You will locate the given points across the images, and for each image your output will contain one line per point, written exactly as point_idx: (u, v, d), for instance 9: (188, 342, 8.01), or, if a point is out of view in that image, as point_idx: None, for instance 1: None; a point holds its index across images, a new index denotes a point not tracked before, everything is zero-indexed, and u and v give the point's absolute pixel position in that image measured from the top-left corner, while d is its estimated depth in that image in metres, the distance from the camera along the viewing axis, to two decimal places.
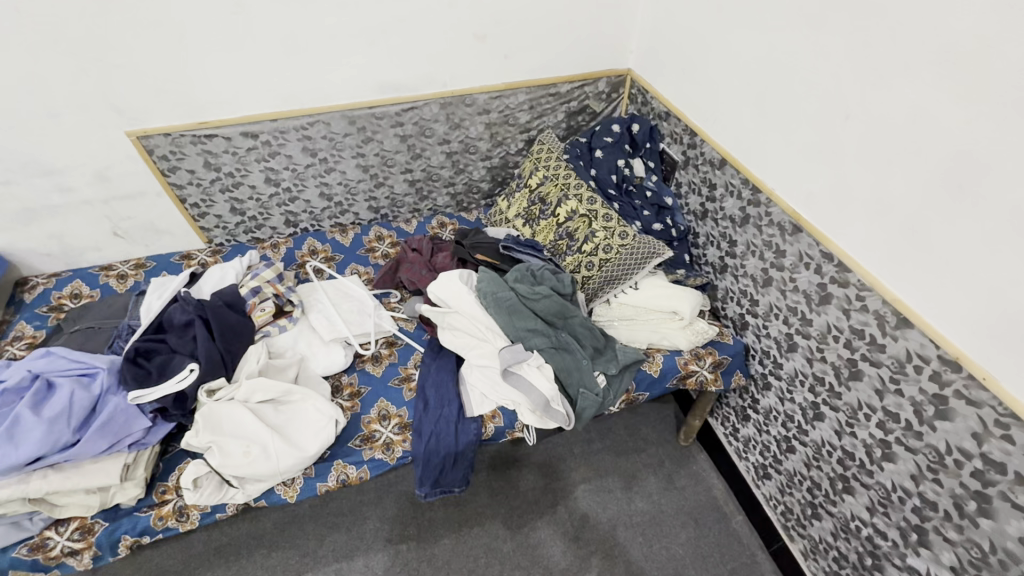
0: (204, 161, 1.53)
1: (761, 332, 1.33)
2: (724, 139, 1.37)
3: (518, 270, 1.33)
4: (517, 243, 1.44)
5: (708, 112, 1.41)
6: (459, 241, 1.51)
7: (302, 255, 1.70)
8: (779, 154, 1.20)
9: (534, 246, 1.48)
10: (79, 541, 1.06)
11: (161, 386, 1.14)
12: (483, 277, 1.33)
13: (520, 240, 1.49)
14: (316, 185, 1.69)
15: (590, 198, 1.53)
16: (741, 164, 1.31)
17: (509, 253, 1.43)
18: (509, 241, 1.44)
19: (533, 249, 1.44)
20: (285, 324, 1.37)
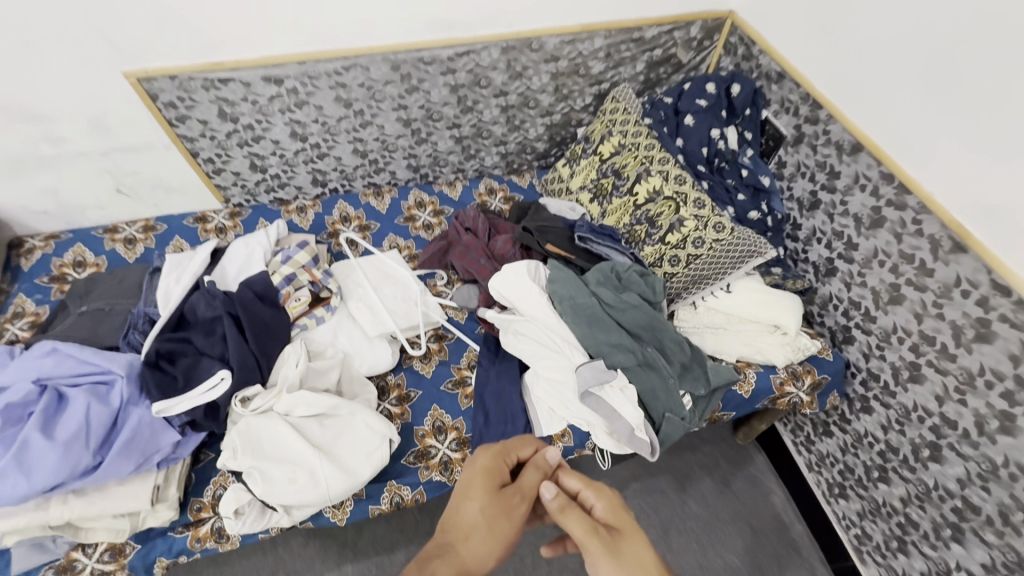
0: (219, 110, 1.28)
1: (872, 352, 1.16)
2: (860, 117, 1.10)
3: (596, 269, 1.12)
4: (594, 233, 1.22)
5: (840, 80, 1.14)
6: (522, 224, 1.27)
7: (332, 223, 1.50)
8: (938, 144, 0.96)
9: (613, 234, 1.25)
10: (110, 563, 0.95)
11: (189, 397, 0.98)
12: (554, 275, 1.13)
13: (596, 226, 1.26)
14: (348, 140, 1.43)
15: (678, 176, 1.29)
16: (881, 152, 1.06)
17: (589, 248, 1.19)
18: (585, 230, 1.21)
19: (612, 239, 1.22)
20: (322, 315, 1.19)
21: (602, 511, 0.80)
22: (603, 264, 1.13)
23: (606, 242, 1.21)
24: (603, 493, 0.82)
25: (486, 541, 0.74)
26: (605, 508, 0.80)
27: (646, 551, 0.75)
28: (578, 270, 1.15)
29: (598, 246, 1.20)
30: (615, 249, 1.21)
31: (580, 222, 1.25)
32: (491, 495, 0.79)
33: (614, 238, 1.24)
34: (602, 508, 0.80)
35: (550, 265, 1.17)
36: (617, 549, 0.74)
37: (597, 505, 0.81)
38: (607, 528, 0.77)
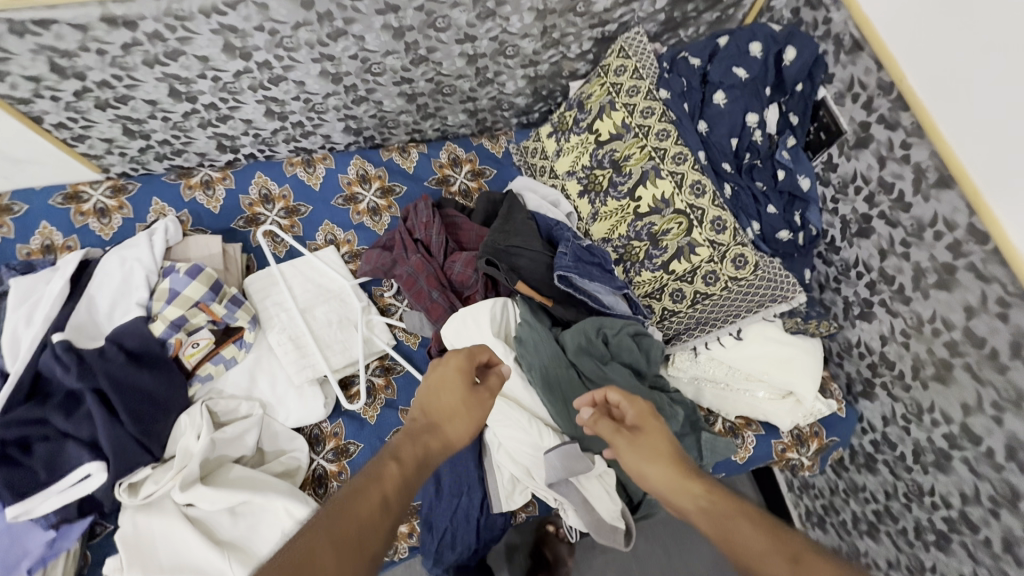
0: (50, 62, 0.89)
1: (895, 418, 0.99)
2: (958, 138, 0.79)
3: (573, 326, 0.88)
4: (578, 267, 0.93)
5: (941, 74, 0.79)
6: (486, 245, 0.97)
7: (250, 204, 1.17)
8: None
9: (606, 262, 0.97)
10: None
11: (55, 494, 0.78)
12: (523, 334, 0.88)
13: (582, 252, 0.97)
14: (257, 100, 1.06)
15: (695, 183, 0.98)
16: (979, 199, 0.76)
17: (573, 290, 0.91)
18: (568, 265, 0.92)
19: (602, 276, 0.94)
20: (233, 356, 0.96)
21: (632, 415, 0.78)
22: (589, 320, 0.87)
23: (595, 281, 0.93)
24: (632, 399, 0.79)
25: (467, 427, 0.73)
26: (637, 412, 0.78)
27: (667, 447, 0.74)
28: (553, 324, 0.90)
29: (585, 285, 0.93)
30: (607, 288, 0.94)
31: (562, 244, 0.97)
32: (469, 390, 0.75)
33: (606, 271, 0.96)
34: (633, 414, 0.78)
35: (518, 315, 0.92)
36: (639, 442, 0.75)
37: (625, 409, 0.79)
38: (630, 428, 0.77)
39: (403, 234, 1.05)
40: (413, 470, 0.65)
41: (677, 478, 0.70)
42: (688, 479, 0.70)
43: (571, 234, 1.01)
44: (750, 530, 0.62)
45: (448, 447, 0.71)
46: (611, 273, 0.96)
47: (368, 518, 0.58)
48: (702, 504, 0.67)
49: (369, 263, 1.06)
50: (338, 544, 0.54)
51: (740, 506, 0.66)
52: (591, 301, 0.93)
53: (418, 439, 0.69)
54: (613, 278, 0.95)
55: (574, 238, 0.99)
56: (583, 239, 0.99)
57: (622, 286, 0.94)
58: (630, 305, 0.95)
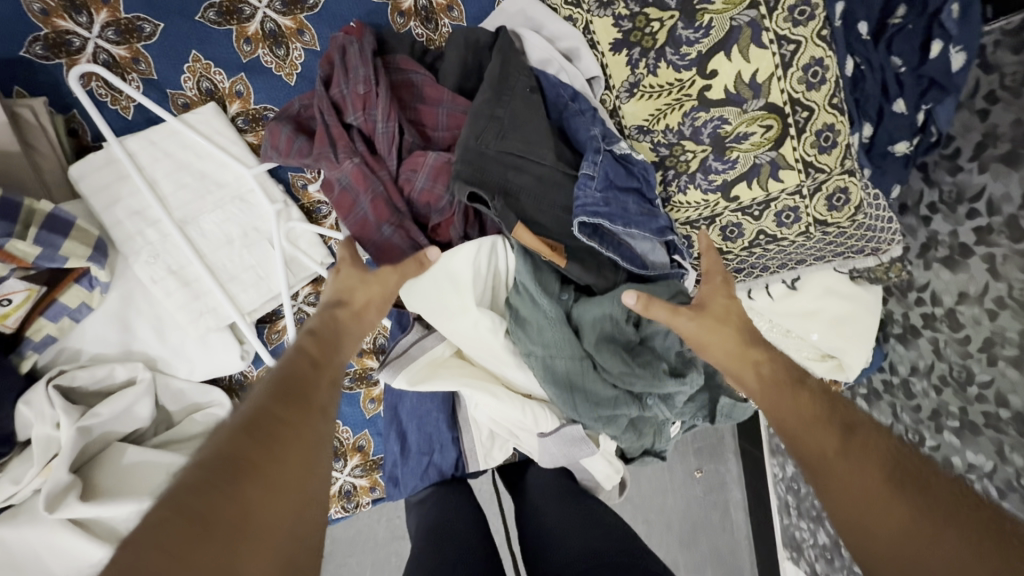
0: None
1: (930, 373, 0.86)
2: None
3: (595, 300, 0.64)
4: (609, 204, 0.61)
5: None
6: (465, 152, 0.61)
7: (44, 15, 0.65)
8: None
9: (648, 187, 0.65)
10: None
11: None
12: (526, 314, 0.64)
13: (617, 171, 0.63)
14: None
15: (812, 64, 0.61)
16: None
17: (597, 241, 0.62)
18: (594, 203, 0.60)
19: (639, 216, 0.63)
20: (85, 304, 0.64)
21: (713, 293, 0.61)
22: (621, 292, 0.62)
23: (630, 225, 0.62)
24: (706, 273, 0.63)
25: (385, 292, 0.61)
26: (711, 296, 0.61)
27: (737, 314, 0.60)
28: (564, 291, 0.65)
29: (612, 231, 0.63)
30: (645, 234, 0.64)
31: (590, 156, 0.62)
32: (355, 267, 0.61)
33: (646, 205, 0.64)
34: (720, 299, 0.61)
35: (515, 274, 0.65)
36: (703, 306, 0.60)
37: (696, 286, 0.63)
38: (691, 309, 0.61)
39: (332, 109, 0.65)
40: (331, 339, 0.57)
41: (744, 354, 0.57)
42: (749, 349, 0.58)
43: (598, 132, 0.64)
44: (805, 402, 0.51)
45: (368, 326, 0.61)
46: (655, 207, 0.65)
47: (303, 379, 0.52)
48: (763, 375, 0.55)
49: (277, 150, 0.67)
50: (281, 401, 0.48)
51: (800, 375, 0.54)
52: (620, 255, 0.64)
53: (325, 312, 0.58)
54: (656, 218, 0.64)
55: (604, 142, 0.64)
56: (618, 144, 0.64)
57: (667, 232, 0.64)
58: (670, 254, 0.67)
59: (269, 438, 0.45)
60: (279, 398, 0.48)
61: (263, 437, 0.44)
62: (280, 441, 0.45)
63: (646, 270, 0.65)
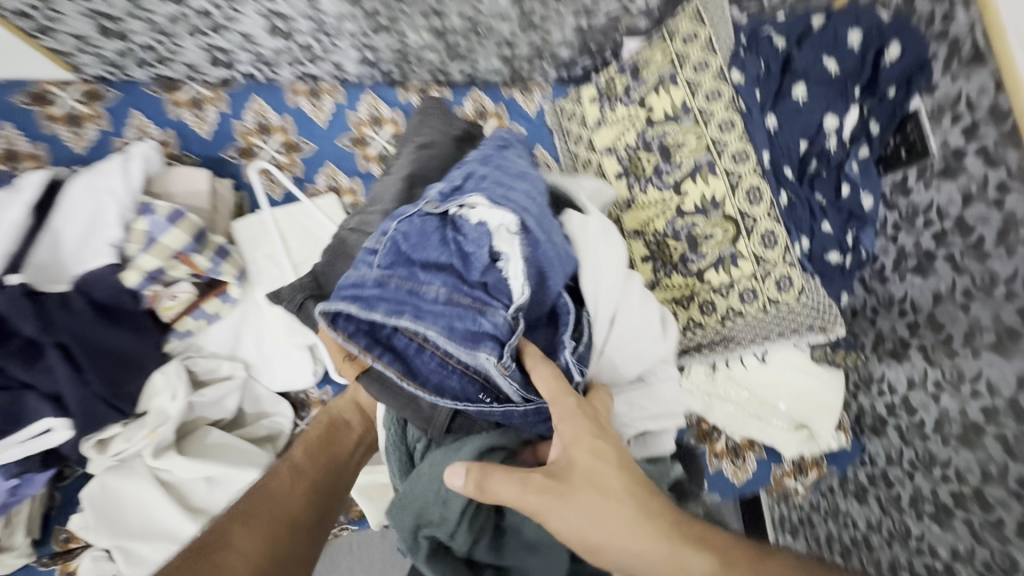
0: None
1: (902, 459, 0.95)
2: None
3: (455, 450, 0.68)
4: (398, 280, 0.61)
5: None
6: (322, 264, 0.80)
7: (244, 133, 1.04)
8: None
9: (463, 264, 0.62)
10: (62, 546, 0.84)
11: (14, 447, 0.72)
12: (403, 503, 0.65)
13: (407, 237, 0.63)
14: (257, 12, 0.96)
15: (752, 189, 0.87)
16: None
17: (371, 351, 0.62)
18: (368, 282, 0.61)
19: (415, 294, 0.61)
20: (217, 312, 0.87)
21: (561, 427, 0.59)
22: (449, 469, 0.60)
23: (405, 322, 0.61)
24: (575, 420, 0.59)
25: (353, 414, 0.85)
26: (574, 450, 0.58)
27: (612, 463, 0.57)
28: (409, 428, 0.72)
29: (405, 342, 0.64)
30: (438, 313, 0.60)
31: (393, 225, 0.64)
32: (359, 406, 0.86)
33: (444, 291, 0.61)
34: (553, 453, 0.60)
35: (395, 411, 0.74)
36: (564, 479, 0.57)
37: (573, 449, 0.58)
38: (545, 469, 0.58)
39: None
40: (320, 453, 0.79)
41: (663, 545, 0.53)
42: (633, 486, 0.57)
43: (436, 191, 0.66)
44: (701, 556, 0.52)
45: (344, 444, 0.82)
46: (456, 301, 0.60)
47: (287, 481, 0.74)
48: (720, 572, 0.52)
49: None
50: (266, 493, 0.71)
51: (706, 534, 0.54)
52: (417, 382, 0.64)
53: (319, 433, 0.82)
54: (455, 314, 0.60)
55: (435, 201, 0.64)
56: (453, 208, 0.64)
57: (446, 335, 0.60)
58: (502, 369, 0.60)
59: (228, 536, 0.65)
60: (270, 489, 0.72)
61: (249, 510, 0.68)
62: (261, 514, 0.68)
63: (448, 400, 0.64)
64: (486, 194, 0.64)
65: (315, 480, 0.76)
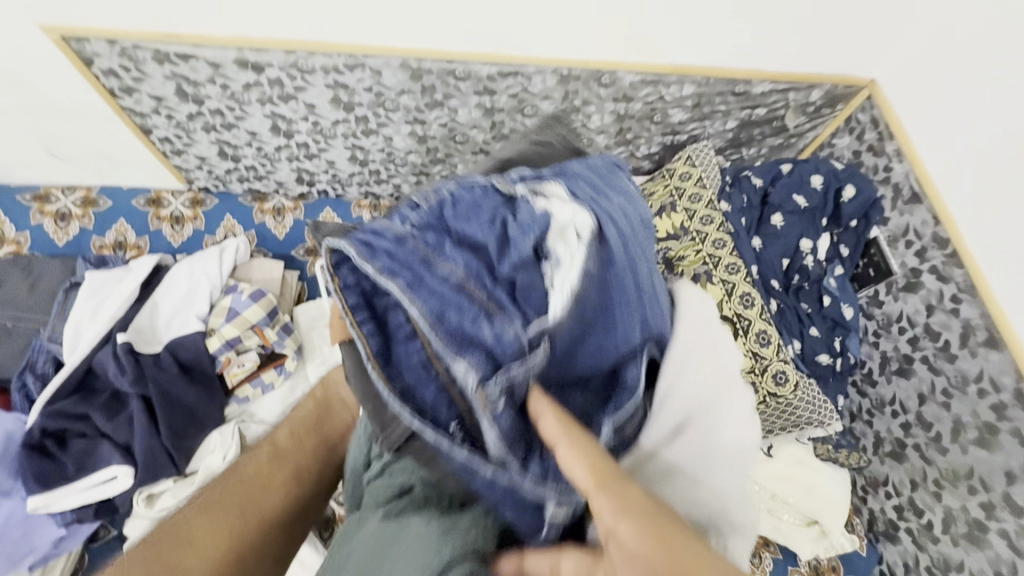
0: (149, 101, 0.99)
1: (917, 563, 0.97)
2: (998, 287, 0.83)
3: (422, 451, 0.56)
4: (411, 249, 0.42)
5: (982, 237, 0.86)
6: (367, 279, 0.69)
7: (313, 235, 1.23)
8: None
9: (499, 249, 0.43)
10: None
11: (76, 493, 0.81)
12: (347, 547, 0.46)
13: (457, 203, 0.46)
14: (344, 145, 1.13)
15: (745, 294, 0.99)
16: (1006, 324, 0.82)
17: (350, 311, 0.44)
18: (381, 234, 0.43)
19: (423, 261, 0.41)
20: (271, 382, 0.96)
21: (619, 532, 0.35)
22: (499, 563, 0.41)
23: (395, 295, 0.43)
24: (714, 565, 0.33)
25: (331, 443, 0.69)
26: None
27: None
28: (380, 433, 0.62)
29: (400, 321, 0.45)
30: (446, 299, 0.40)
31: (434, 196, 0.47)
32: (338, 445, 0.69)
33: (460, 274, 0.41)
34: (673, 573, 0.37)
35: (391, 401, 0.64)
36: None
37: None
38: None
39: None
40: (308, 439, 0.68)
41: None
42: None
43: (514, 175, 0.50)
44: None
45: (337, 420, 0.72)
46: (463, 291, 0.40)
47: (258, 472, 0.62)
48: None
49: None
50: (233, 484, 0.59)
51: None
52: (383, 378, 0.43)
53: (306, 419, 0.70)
54: (453, 304, 0.40)
55: (510, 182, 0.48)
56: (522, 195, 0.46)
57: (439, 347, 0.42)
58: (484, 407, 0.38)
59: (190, 523, 0.56)
60: (236, 471, 0.61)
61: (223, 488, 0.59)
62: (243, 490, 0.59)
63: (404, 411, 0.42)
64: (569, 188, 0.48)
65: (305, 470, 0.65)
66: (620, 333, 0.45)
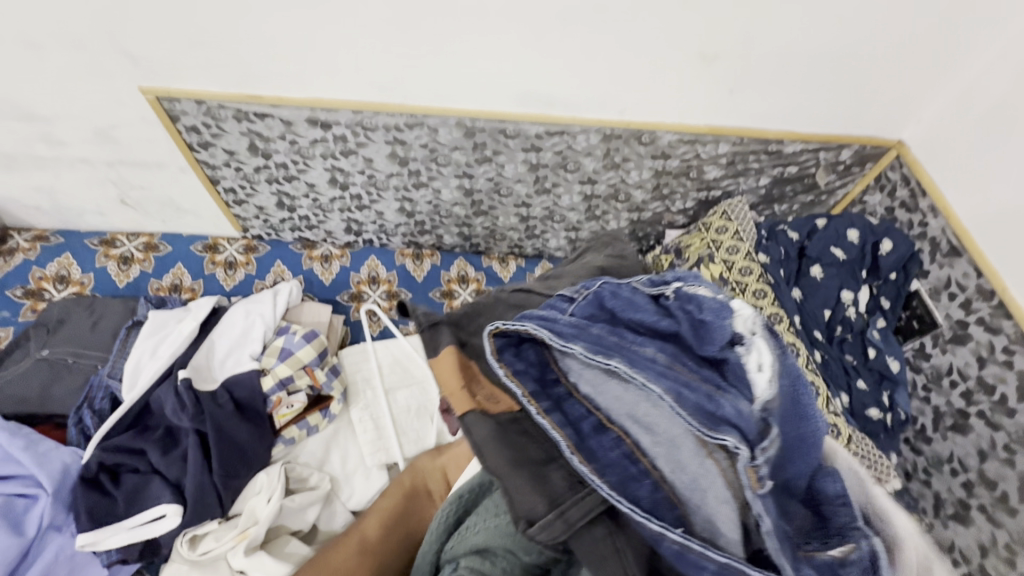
0: (223, 155, 1.08)
1: None
2: None
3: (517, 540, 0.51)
4: (593, 338, 0.52)
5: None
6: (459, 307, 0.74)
7: (357, 282, 1.27)
8: None
9: (692, 335, 0.52)
10: None
11: (125, 530, 0.81)
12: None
13: (614, 295, 0.57)
14: (394, 198, 1.19)
15: (789, 345, 1.00)
16: None
17: (540, 404, 0.52)
18: (563, 320, 0.54)
19: (625, 347, 0.51)
20: (316, 424, 0.97)
21: None
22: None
23: (587, 381, 0.53)
24: None
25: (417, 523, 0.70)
26: None
27: None
28: (454, 532, 0.56)
29: (582, 413, 0.53)
30: (638, 372, 0.48)
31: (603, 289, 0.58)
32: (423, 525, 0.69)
33: (662, 357, 0.50)
34: None
35: (479, 479, 0.60)
36: None
37: None
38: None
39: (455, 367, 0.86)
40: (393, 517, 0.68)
41: None
42: None
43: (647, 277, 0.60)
44: None
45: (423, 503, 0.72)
46: (688, 377, 0.48)
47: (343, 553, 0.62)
48: None
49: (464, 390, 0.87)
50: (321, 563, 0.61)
51: None
52: (596, 467, 0.48)
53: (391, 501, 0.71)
54: (681, 381, 0.48)
55: (646, 284, 0.59)
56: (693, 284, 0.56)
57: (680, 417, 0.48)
58: (754, 484, 0.42)
59: None
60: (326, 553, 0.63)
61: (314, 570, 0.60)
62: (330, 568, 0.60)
63: (629, 503, 0.45)
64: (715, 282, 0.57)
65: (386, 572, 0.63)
66: (812, 411, 0.47)
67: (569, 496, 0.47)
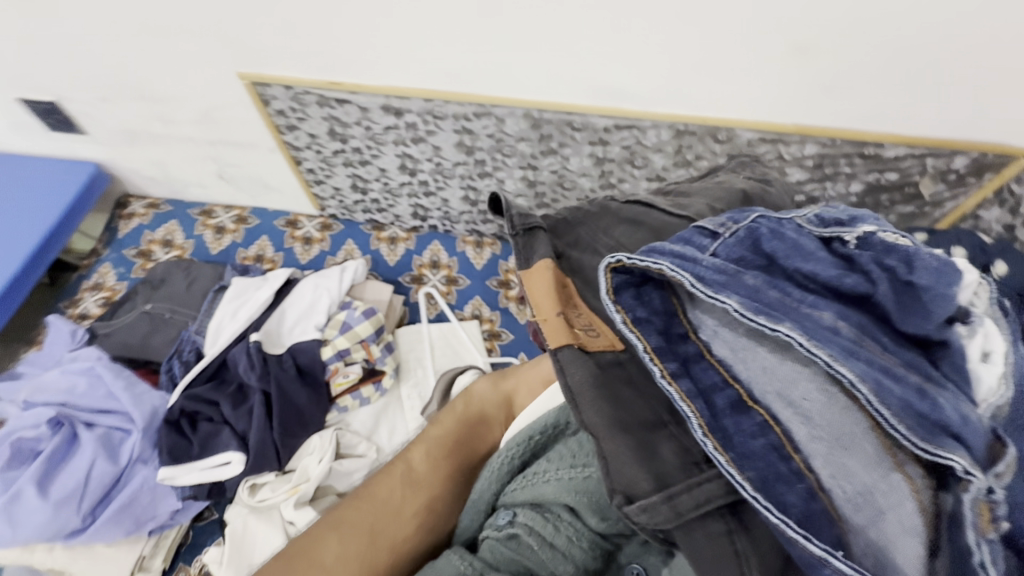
0: (306, 137, 1.15)
1: None
2: None
3: (586, 504, 0.52)
4: (750, 289, 0.44)
5: None
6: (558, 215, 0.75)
7: (419, 265, 1.31)
8: None
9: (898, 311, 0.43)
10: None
11: (195, 470, 0.90)
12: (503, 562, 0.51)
13: (775, 238, 0.47)
14: (459, 186, 1.22)
15: None
16: None
17: (664, 364, 0.48)
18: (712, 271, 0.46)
19: (796, 308, 0.43)
20: (368, 396, 1.02)
21: None
22: None
23: (726, 343, 0.47)
24: None
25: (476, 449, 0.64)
26: None
27: None
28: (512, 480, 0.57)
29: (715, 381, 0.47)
30: (826, 350, 0.41)
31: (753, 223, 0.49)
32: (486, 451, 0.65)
33: (847, 327, 0.42)
34: None
35: (555, 421, 0.59)
36: None
37: None
38: None
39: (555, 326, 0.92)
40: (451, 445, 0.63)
41: None
42: None
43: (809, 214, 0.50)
44: None
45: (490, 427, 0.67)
46: (887, 362, 0.41)
47: (389, 485, 0.58)
48: None
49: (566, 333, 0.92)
50: (361, 501, 0.57)
51: None
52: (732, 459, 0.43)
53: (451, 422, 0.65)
54: (883, 368, 0.40)
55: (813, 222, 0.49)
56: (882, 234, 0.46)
57: (860, 415, 0.41)
58: (985, 526, 0.37)
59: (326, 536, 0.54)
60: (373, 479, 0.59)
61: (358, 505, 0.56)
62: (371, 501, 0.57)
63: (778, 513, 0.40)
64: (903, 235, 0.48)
65: (438, 498, 0.60)
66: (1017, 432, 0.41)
67: (682, 477, 0.45)
